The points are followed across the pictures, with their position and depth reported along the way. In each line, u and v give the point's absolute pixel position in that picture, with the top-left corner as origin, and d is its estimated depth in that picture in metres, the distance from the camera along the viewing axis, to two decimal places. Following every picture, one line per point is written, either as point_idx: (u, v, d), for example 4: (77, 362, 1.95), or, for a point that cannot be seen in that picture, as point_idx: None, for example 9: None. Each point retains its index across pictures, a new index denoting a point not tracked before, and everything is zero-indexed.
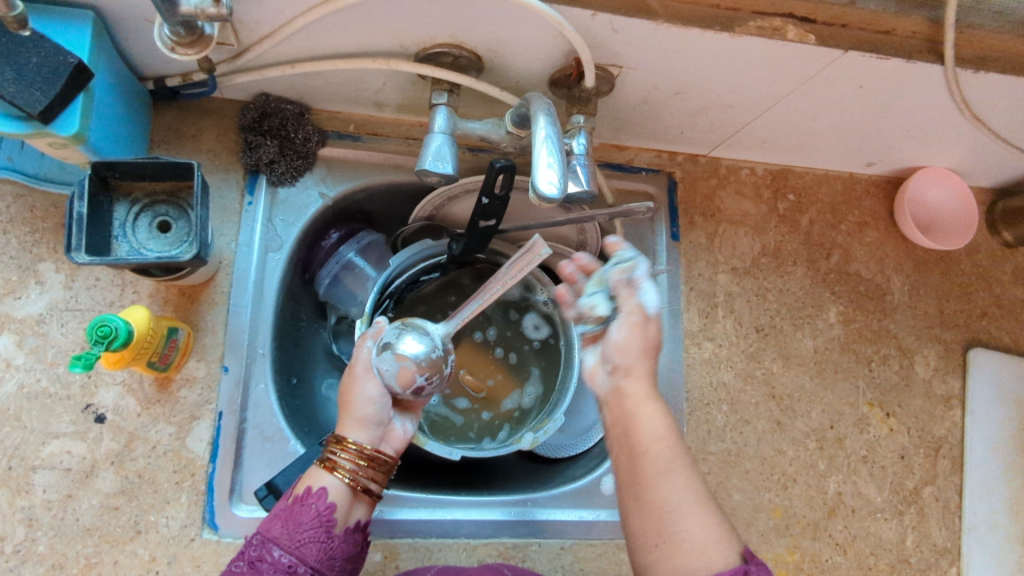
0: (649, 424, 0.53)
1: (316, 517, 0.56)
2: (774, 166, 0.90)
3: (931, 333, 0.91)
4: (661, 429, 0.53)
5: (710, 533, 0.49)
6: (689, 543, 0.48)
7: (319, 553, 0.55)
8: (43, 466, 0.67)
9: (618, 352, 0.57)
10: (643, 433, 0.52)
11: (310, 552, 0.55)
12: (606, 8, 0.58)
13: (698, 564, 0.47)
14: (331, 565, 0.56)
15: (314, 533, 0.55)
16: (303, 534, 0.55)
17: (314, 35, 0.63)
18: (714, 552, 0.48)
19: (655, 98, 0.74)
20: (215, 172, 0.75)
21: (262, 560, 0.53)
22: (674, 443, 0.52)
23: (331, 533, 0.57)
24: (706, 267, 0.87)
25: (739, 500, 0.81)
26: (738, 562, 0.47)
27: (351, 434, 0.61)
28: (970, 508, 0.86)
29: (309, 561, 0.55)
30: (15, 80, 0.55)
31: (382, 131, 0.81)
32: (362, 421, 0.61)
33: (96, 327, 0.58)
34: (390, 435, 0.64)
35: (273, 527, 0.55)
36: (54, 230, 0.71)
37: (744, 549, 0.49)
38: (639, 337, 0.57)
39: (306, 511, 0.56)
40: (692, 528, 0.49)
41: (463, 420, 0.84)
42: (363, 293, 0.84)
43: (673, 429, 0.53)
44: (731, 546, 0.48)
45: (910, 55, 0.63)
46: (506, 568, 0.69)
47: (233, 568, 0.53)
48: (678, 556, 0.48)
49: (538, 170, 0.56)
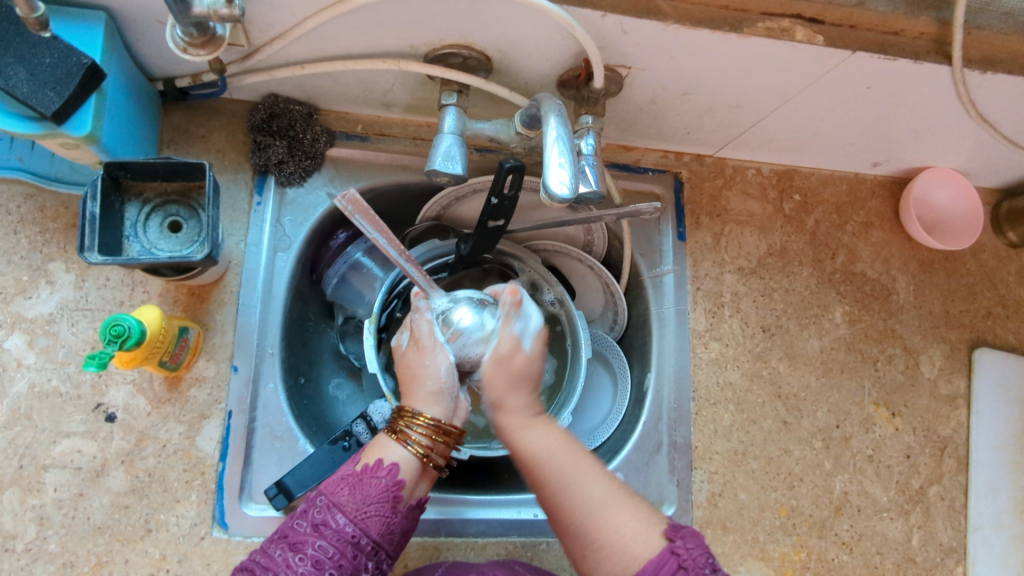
0: (538, 443, 0.59)
1: (383, 491, 0.55)
2: (779, 166, 0.91)
3: (936, 333, 0.91)
4: (553, 445, 0.59)
5: (632, 527, 0.54)
6: (612, 540, 0.53)
7: (381, 527, 0.55)
8: (54, 465, 0.67)
9: (489, 389, 0.62)
10: (537, 455, 0.58)
11: (374, 524, 0.54)
12: (616, 10, 0.59)
13: (625, 562, 0.52)
14: (391, 539, 0.56)
15: (378, 507, 0.55)
16: (369, 505, 0.55)
17: (324, 35, 0.64)
18: (637, 545, 0.52)
19: (663, 99, 0.74)
20: (225, 172, 0.76)
21: (326, 525, 0.53)
22: (571, 451, 0.59)
23: (396, 509, 0.56)
24: (712, 267, 0.87)
25: (746, 499, 0.82)
26: (661, 546, 0.52)
27: (424, 408, 0.60)
28: (976, 508, 0.86)
29: (371, 534, 0.54)
30: (30, 81, 0.55)
31: (390, 131, 0.81)
32: (435, 395, 0.61)
33: (109, 327, 0.58)
34: (458, 407, 0.63)
35: (340, 493, 0.55)
36: (64, 230, 0.71)
37: (668, 529, 0.53)
38: (527, 361, 0.63)
39: (376, 483, 0.55)
40: (608, 526, 0.54)
41: (485, 423, 0.84)
42: (371, 292, 0.85)
43: (563, 445, 0.59)
44: (653, 533, 0.53)
45: (918, 56, 0.64)
46: (518, 565, 0.69)
47: (295, 527, 0.53)
48: (609, 558, 0.53)
49: (550, 170, 0.56)
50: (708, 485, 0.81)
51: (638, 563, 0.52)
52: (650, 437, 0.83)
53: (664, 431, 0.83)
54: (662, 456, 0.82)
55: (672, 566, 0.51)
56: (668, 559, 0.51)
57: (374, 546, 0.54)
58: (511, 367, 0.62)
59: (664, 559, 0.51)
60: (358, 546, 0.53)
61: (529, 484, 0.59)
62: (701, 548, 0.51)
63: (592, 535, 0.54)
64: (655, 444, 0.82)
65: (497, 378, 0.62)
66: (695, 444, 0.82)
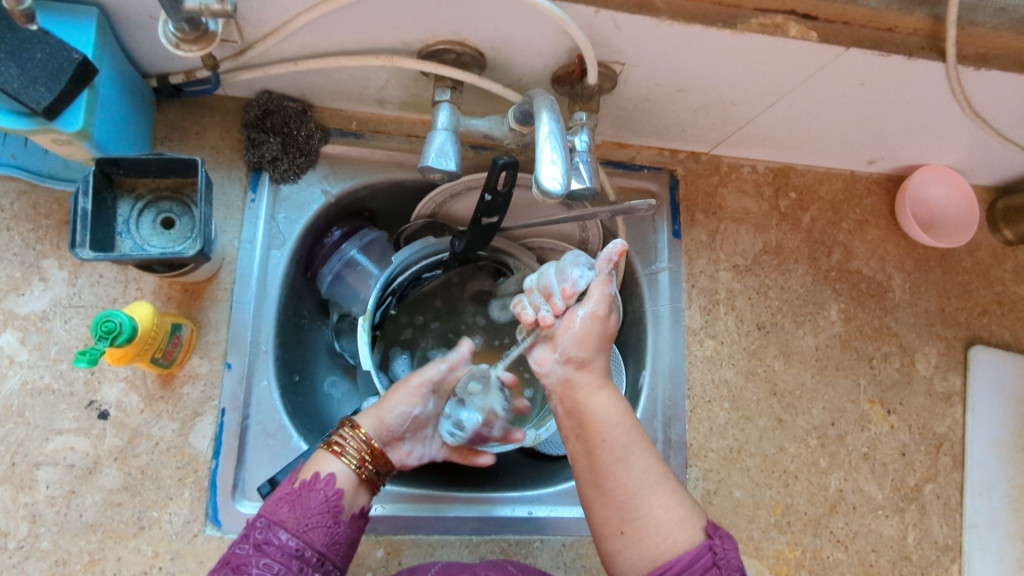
0: (602, 412, 0.58)
1: (323, 503, 0.57)
2: (775, 164, 0.91)
3: (932, 330, 0.91)
4: (620, 412, 0.58)
5: (675, 515, 0.55)
6: (655, 522, 0.54)
7: (325, 538, 0.56)
8: (46, 462, 0.67)
9: (576, 347, 0.59)
10: (600, 421, 0.58)
11: (317, 536, 0.56)
12: (609, 6, 0.58)
13: (664, 546, 0.53)
14: (336, 551, 0.57)
15: (320, 519, 0.56)
16: (311, 519, 0.56)
17: (317, 32, 0.64)
18: (679, 534, 0.54)
19: (658, 96, 0.74)
20: (218, 169, 0.76)
21: (268, 543, 0.54)
22: (631, 422, 0.58)
23: (338, 519, 0.58)
24: (707, 265, 0.87)
25: (741, 497, 0.82)
26: (701, 541, 0.53)
27: (364, 423, 0.64)
28: (971, 505, 0.86)
29: (315, 545, 0.55)
30: (20, 77, 0.55)
31: (384, 129, 0.81)
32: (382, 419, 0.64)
33: (100, 323, 0.58)
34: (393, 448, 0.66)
35: (280, 511, 0.56)
36: (57, 227, 0.71)
37: (709, 525, 0.55)
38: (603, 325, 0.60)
39: (315, 496, 0.57)
40: (654, 508, 0.55)
41: None
42: (366, 291, 0.84)
43: (627, 413, 0.59)
44: (695, 526, 0.54)
45: (912, 52, 0.64)
46: (512, 565, 0.68)
47: (238, 550, 0.54)
48: (647, 538, 0.54)
49: (542, 166, 0.56)
50: (703, 482, 0.81)
51: (677, 550, 0.53)
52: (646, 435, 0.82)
53: (659, 428, 0.83)
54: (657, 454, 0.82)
55: (709, 561, 0.52)
56: (706, 552, 0.52)
57: (320, 556, 0.56)
58: (602, 322, 0.60)
59: (701, 553, 0.52)
60: (304, 559, 0.55)
61: (581, 446, 0.58)
62: (735, 552, 0.54)
63: (637, 511, 0.55)
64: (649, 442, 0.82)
65: (584, 340, 0.59)
66: (690, 441, 0.82)
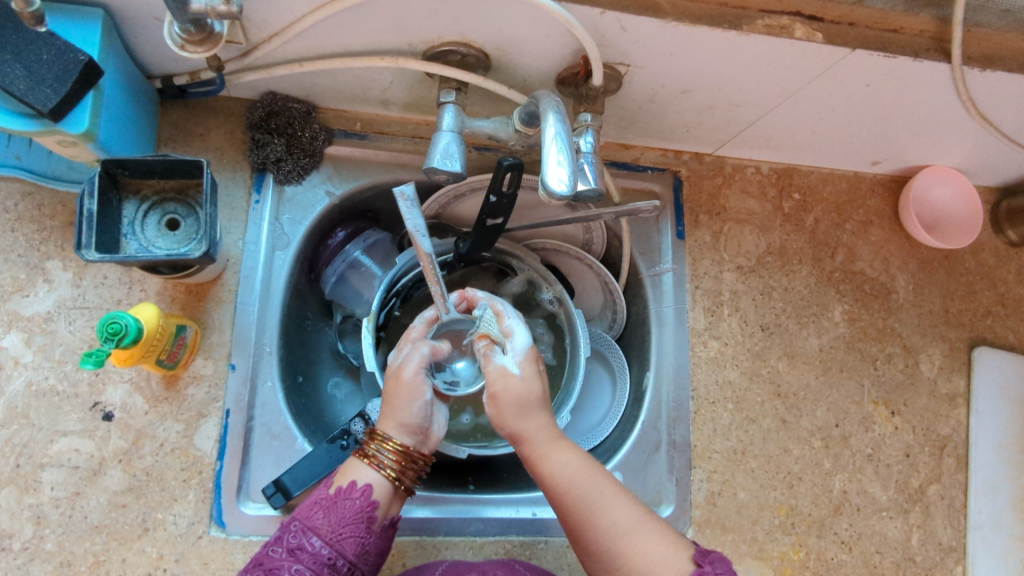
0: (559, 472, 0.58)
1: (357, 511, 0.57)
2: (779, 165, 0.91)
3: (935, 331, 0.91)
4: (578, 471, 0.59)
5: (658, 554, 0.56)
6: (641, 563, 0.55)
7: (357, 547, 0.57)
8: (51, 464, 0.67)
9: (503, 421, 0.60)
10: (557, 481, 0.58)
11: (349, 546, 0.56)
12: (615, 7, 0.58)
13: None
14: (365, 560, 0.57)
15: (353, 528, 0.57)
16: (345, 527, 0.57)
17: (322, 33, 0.64)
18: (667, 570, 0.55)
19: (662, 97, 0.74)
20: (223, 170, 0.76)
21: (301, 549, 0.54)
22: (593, 478, 0.59)
23: (370, 528, 0.58)
24: (711, 266, 0.87)
25: (745, 498, 0.82)
26: (689, 571, 0.54)
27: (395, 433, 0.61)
28: (975, 507, 0.86)
29: (346, 555, 0.56)
30: (27, 78, 0.55)
31: (389, 130, 0.81)
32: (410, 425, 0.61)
33: (107, 324, 0.58)
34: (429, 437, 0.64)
35: (315, 517, 0.56)
36: (61, 228, 0.71)
37: (696, 555, 0.55)
38: (521, 385, 0.61)
39: (350, 505, 0.57)
40: (636, 553, 0.56)
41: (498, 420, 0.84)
42: (369, 292, 0.86)
43: (584, 472, 0.59)
44: (681, 559, 0.56)
45: (917, 54, 0.64)
46: (519, 565, 0.68)
47: (271, 554, 0.54)
48: None
49: (548, 168, 0.55)
50: (707, 484, 0.81)
51: None
52: (650, 436, 0.82)
53: (663, 429, 0.83)
54: (661, 455, 0.82)
55: None
56: None
57: (350, 566, 0.56)
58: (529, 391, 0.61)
59: None
60: (334, 567, 0.55)
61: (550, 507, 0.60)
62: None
63: (623, 556, 0.56)
64: (654, 443, 0.82)
65: (504, 411, 0.61)
66: (694, 443, 0.82)
